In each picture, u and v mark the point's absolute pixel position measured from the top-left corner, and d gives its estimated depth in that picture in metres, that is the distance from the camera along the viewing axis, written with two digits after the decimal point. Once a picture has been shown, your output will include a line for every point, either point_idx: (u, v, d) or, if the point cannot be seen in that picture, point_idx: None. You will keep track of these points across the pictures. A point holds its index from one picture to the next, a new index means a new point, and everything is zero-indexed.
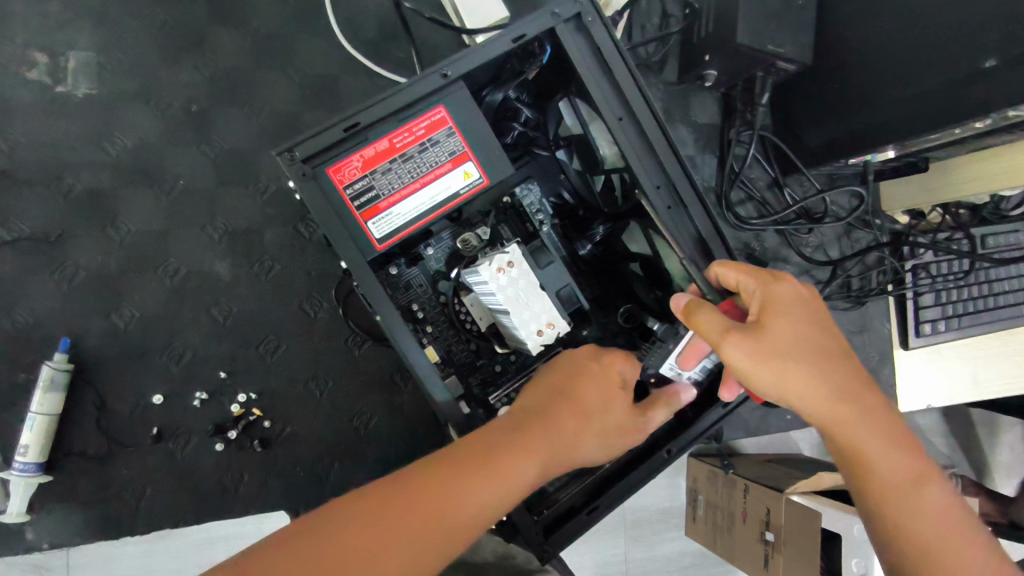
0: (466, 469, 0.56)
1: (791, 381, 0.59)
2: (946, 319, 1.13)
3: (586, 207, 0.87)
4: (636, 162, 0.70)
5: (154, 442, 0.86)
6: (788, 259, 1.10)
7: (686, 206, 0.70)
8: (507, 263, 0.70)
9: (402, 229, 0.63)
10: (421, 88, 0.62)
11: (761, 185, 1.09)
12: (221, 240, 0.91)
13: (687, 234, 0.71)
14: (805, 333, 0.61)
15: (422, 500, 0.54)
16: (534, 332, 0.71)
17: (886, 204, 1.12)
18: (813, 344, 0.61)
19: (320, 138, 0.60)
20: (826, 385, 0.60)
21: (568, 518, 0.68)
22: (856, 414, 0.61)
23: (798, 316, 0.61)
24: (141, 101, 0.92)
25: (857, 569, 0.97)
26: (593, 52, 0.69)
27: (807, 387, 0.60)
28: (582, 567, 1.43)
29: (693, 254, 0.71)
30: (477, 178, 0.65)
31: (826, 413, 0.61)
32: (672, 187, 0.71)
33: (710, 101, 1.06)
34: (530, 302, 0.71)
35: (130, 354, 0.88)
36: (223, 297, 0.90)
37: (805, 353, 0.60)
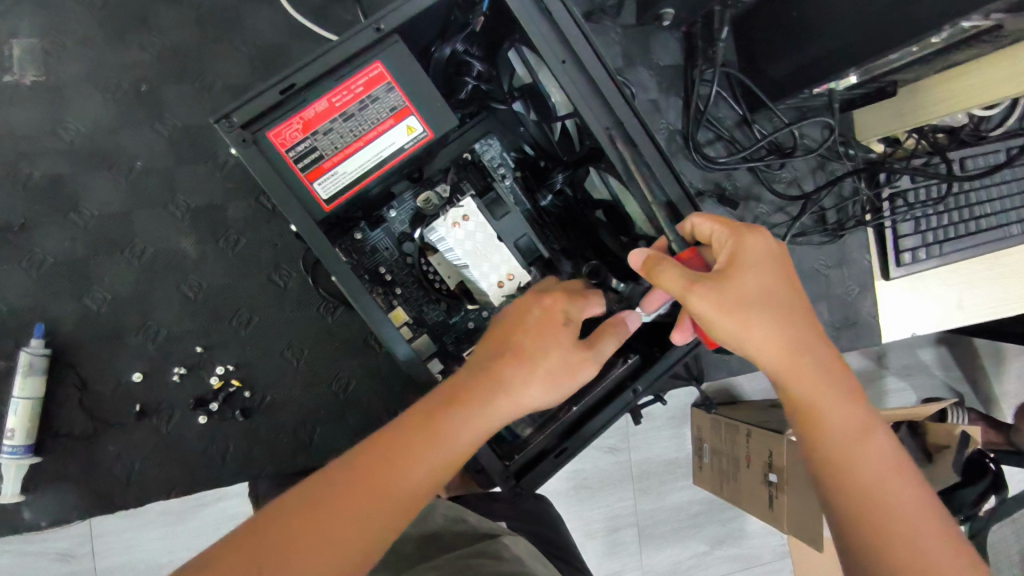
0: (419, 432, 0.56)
1: (750, 332, 0.58)
2: (926, 247, 1.12)
3: (547, 157, 0.88)
4: (584, 107, 0.69)
5: (137, 419, 0.89)
6: (761, 196, 1.09)
7: (636, 146, 0.70)
8: (462, 217, 0.71)
9: (349, 188, 0.63)
10: (355, 43, 0.61)
11: (729, 123, 1.07)
12: (185, 218, 0.92)
13: (643, 173, 0.70)
14: (770, 286, 0.60)
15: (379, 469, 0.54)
16: (494, 284, 0.73)
17: (860, 133, 1.10)
18: (778, 297, 0.60)
19: (257, 103, 0.60)
20: (784, 337, 0.59)
21: (539, 461, 0.70)
22: (812, 365, 0.60)
23: (764, 268, 0.60)
24: (90, 84, 0.92)
25: None
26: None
27: (767, 339, 0.59)
28: (592, 522, 1.46)
29: (652, 192, 0.70)
30: (421, 133, 0.65)
31: (784, 362, 0.59)
32: (622, 128, 0.70)
33: (672, 41, 1.04)
34: (489, 253, 0.72)
35: (106, 335, 0.90)
36: (191, 273, 0.92)
37: (770, 304, 0.59)
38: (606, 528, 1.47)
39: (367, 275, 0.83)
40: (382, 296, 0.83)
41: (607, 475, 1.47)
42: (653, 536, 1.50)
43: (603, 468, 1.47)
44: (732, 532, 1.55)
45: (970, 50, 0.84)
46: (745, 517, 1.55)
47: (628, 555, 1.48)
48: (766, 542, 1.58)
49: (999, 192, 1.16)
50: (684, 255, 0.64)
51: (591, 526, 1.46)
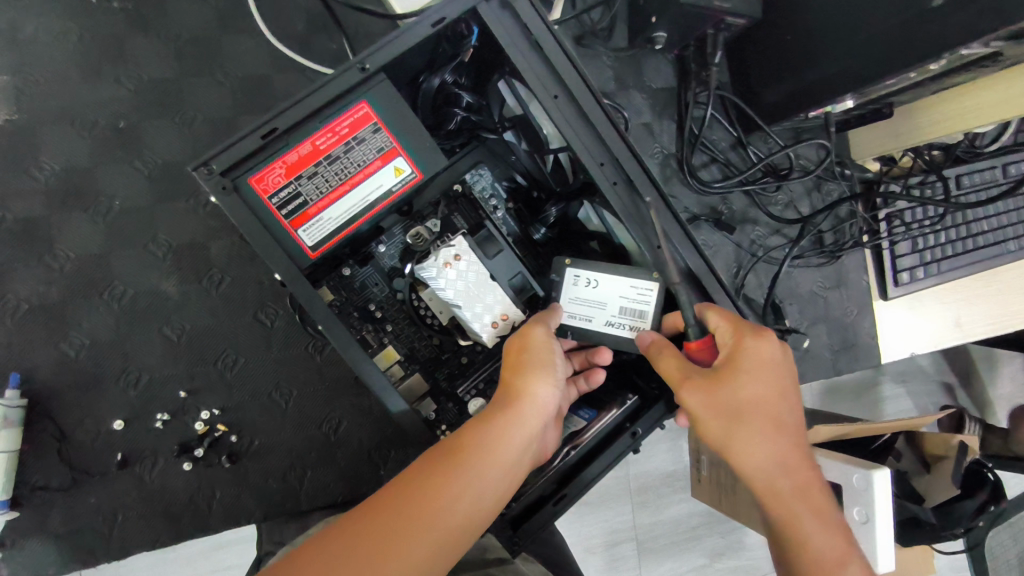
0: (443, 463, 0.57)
1: (736, 438, 0.60)
2: (924, 266, 1.10)
3: (539, 187, 0.86)
4: (578, 143, 0.67)
5: (119, 468, 0.86)
6: (758, 219, 1.06)
7: (632, 182, 0.68)
8: (454, 256, 0.69)
9: (335, 234, 0.61)
10: (343, 83, 0.59)
11: (724, 146, 1.06)
12: (166, 257, 0.89)
13: (638, 209, 0.68)
14: (765, 392, 0.61)
15: (405, 507, 0.55)
16: (489, 324, 0.70)
17: (856, 153, 1.08)
18: (771, 408, 0.61)
19: (237, 148, 0.57)
20: (769, 452, 0.60)
21: (538, 509, 0.67)
22: (796, 488, 0.59)
23: (764, 374, 0.62)
24: (66, 122, 0.89)
25: (859, 517, 0.89)
26: (523, 31, 0.66)
27: (752, 447, 0.60)
28: (591, 537, 1.44)
29: (648, 226, 0.69)
30: (409, 174, 0.63)
31: (766, 476, 0.60)
32: (617, 163, 0.68)
33: (664, 64, 1.01)
34: (483, 294, 0.70)
35: (85, 381, 0.87)
36: (173, 315, 0.89)
37: (760, 410, 0.61)
38: (605, 543, 1.45)
39: (355, 312, 0.81)
40: (372, 334, 0.81)
41: (605, 490, 1.45)
42: (653, 551, 1.47)
43: (601, 486, 1.44)
44: (732, 544, 1.53)
45: (968, 74, 0.83)
46: (744, 530, 1.53)
47: (628, 570, 1.46)
48: (766, 553, 1.56)
49: (994, 208, 1.15)
50: (694, 346, 0.65)
51: (589, 540, 1.44)
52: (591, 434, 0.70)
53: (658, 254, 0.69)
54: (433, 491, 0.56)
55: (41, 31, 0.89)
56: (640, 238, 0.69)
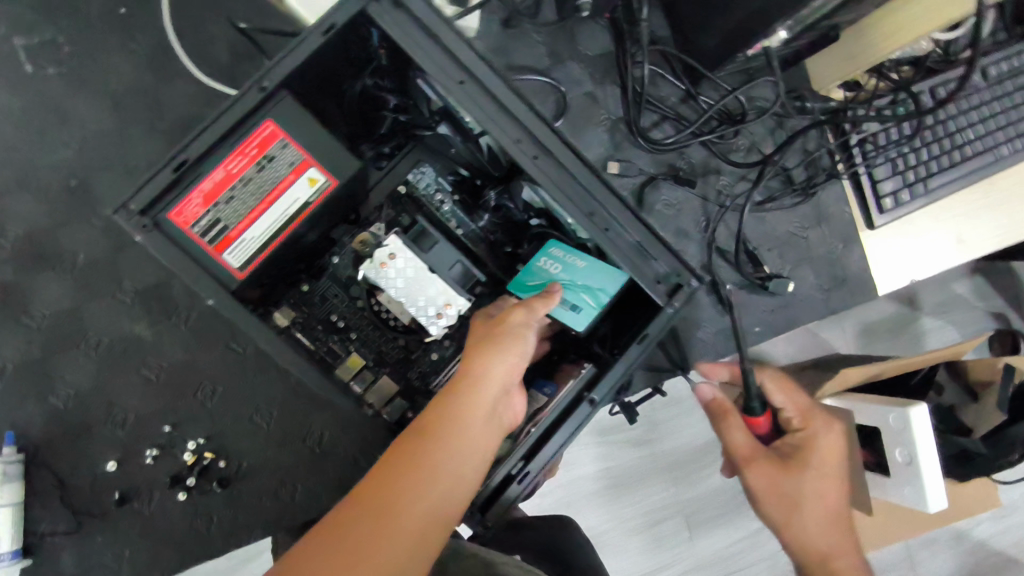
0: (415, 447, 0.61)
1: (797, 514, 0.69)
2: (910, 187, 1.04)
3: (480, 175, 0.85)
4: (489, 124, 0.67)
5: (118, 506, 0.90)
6: (721, 169, 1.03)
7: (552, 153, 0.68)
8: (389, 255, 0.70)
9: (260, 252, 0.63)
10: (242, 108, 0.60)
11: (673, 101, 1.03)
12: (134, 302, 0.93)
13: (564, 180, 0.68)
14: (830, 487, 0.70)
15: (386, 490, 0.59)
16: (434, 317, 0.71)
17: (818, 83, 1.05)
18: (833, 488, 0.70)
19: (151, 186, 0.59)
20: (820, 525, 0.69)
21: (502, 489, 0.67)
22: (850, 560, 0.69)
23: (830, 457, 0.71)
24: (25, 190, 0.94)
25: (900, 458, 0.90)
26: (418, 24, 0.65)
27: (815, 513, 0.69)
28: (630, 518, 1.39)
29: (575, 194, 0.68)
30: (323, 183, 0.64)
31: (817, 543, 0.69)
32: (533, 137, 0.68)
33: (599, 30, 1.00)
34: (425, 286, 0.70)
35: (72, 432, 0.91)
36: (149, 355, 0.93)
37: (827, 495, 0.70)
38: (647, 522, 1.39)
39: (320, 326, 0.83)
40: (338, 343, 0.83)
41: (637, 468, 1.39)
42: (700, 523, 1.40)
43: (636, 464, 1.39)
44: None
45: None
46: None
47: (674, 546, 1.40)
48: None
49: (982, 115, 1.08)
50: (759, 419, 0.73)
51: (631, 521, 1.39)
52: (550, 410, 0.69)
53: (592, 222, 0.69)
54: (411, 473, 0.59)
55: None
56: (568, 206, 0.69)
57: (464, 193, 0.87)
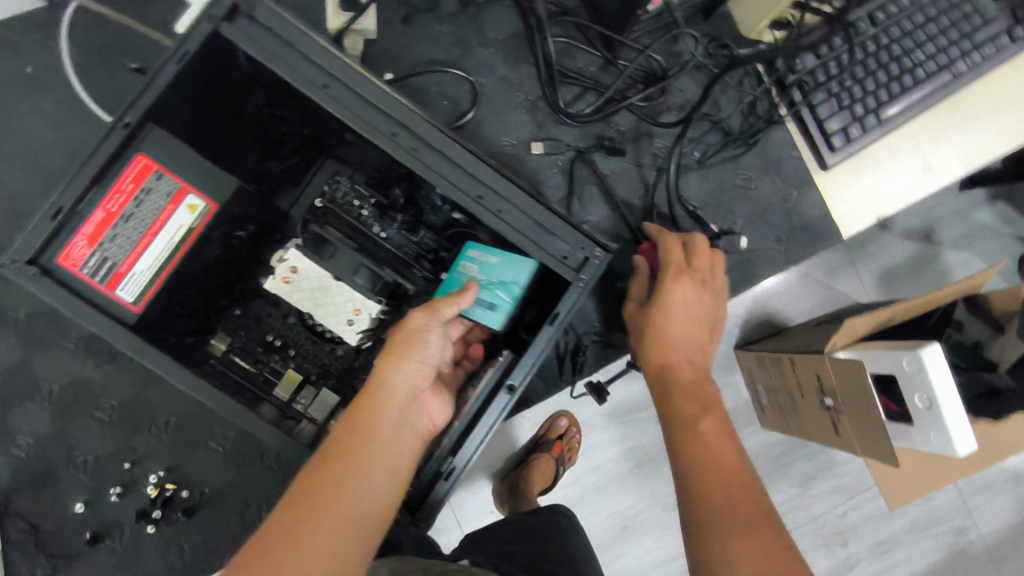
0: (333, 459, 0.57)
1: (654, 343, 0.81)
2: (858, 122, 0.97)
3: (388, 174, 0.82)
4: (360, 124, 0.66)
5: (90, 546, 0.89)
6: (654, 132, 1.00)
7: (429, 143, 0.67)
8: (290, 271, 0.70)
9: (155, 283, 0.64)
10: (109, 147, 0.61)
11: (593, 70, 1.00)
12: (78, 348, 0.89)
13: (445, 167, 0.67)
14: (683, 322, 0.79)
15: (306, 507, 0.54)
16: (346, 325, 0.70)
17: (745, 29, 1.02)
18: (687, 322, 0.80)
19: (33, 235, 0.60)
20: (671, 350, 0.80)
21: (431, 488, 0.67)
22: (688, 385, 0.77)
23: (681, 304, 0.79)
24: None
25: (922, 404, 0.83)
26: (274, 36, 0.65)
27: (663, 344, 0.80)
28: (666, 495, 1.34)
29: (462, 181, 0.67)
30: (205, 207, 0.66)
31: (665, 363, 0.80)
32: (410, 130, 0.67)
33: (505, 10, 0.98)
34: (331, 297, 0.70)
35: (37, 480, 0.89)
36: (99, 398, 0.90)
37: (679, 331, 0.80)
38: None
39: (258, 347, 0.84)
40: (278, 363, 0.84)
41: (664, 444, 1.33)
42: None
43: (661, 440, 1.33)
44: (825, 464, 1.36)
45: None
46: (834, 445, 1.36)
47: None
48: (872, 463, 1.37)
49: (931, 32, 1.01)
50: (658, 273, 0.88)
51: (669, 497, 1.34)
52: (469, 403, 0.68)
53: (483, 205, 0.68)
54: (331, 485, 0.55)
55: None
56: (453, 191, 0.67)
57: (380, 196, 0.85)
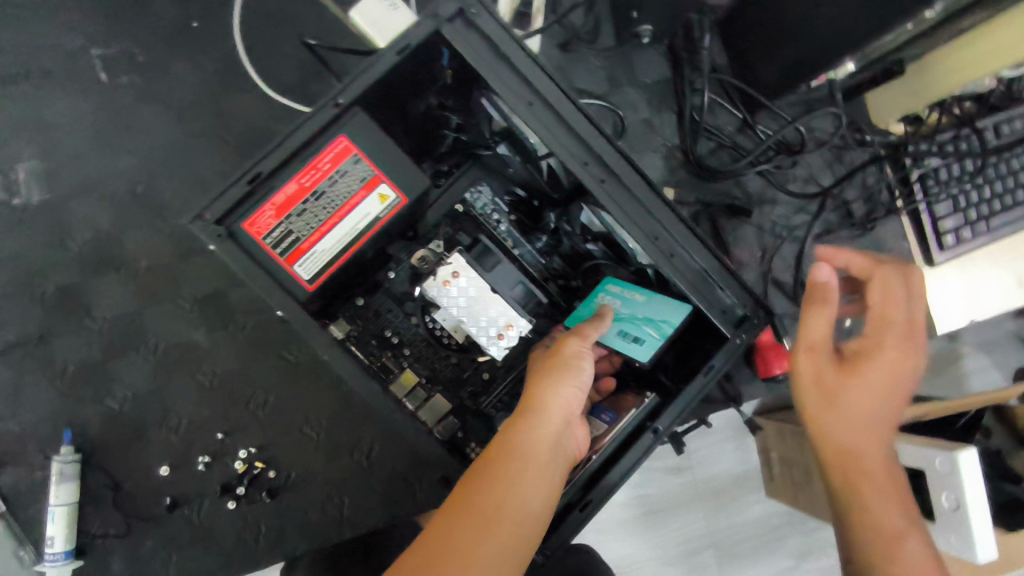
0: (494, 471, 0.62)
1: (834, 401, 0.66)
2: (971, 225, 1.00)
3: (538, 196, 0.86)
4: (556, 145, 0.67)
5: (169, 512, 0.87)
6: (777, 199, 1.03)
7: (618, 176, 0.68)
8: (453, 274, 0.70)
9: (329, 265, 0.63)
10: (315, 123, 0.61)
11: (730, 130, 1.02)
12: (192, 308, 0.90)
13: (629, 203, 0.68)
14: (878, 377, 0.66)
15: (468, 514, 0.60)
16: (495, 337, 0.70)
17: (879, 117, 1.03)
18: (886, 381, 0.66)
19: (228, 197, 0.60)
20: (862, 409, 0.66)
21: (564, 516, 0.68)
22: (870, 443, 0.66)
23: (879, 367, 0.66)
24: (91, 193, 0.90)
25: (948, 504, 0.76)
26: (489, 44, 0.65)
27: (845, 402, 0.66)
28: (666, 547, 1.35)
29: (642, 219, 0.68)
30: (394, 199, 0.65)
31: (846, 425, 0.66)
32: (600, 159, 0.68)
33: (656, 57, 1.01)
34: (486, 307, 0.70)
35: (129, 435, 0.88)
36: (204, 363, 0.89)
37: (867, 386, 0.66)
38: (683, 552, 1.36)
39: (374, 340, 0.83)
40: (392, 359, 0.83)
41: (672, 496, 1.35)
42: (735, 556, 1.37)
43: (671, 492, 1.35)
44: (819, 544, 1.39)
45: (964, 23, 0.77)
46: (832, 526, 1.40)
47: None
48: None
49: None
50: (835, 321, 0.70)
51: (662, 552, 1.36)
52: (609, 440, 0.69)
53: (658, 246, 0.68)
54: (492, 497, 0.61)
55: (58, 112, 0.91)
56: (633, 229, 0.68)
57: (520, 215, 0.88)
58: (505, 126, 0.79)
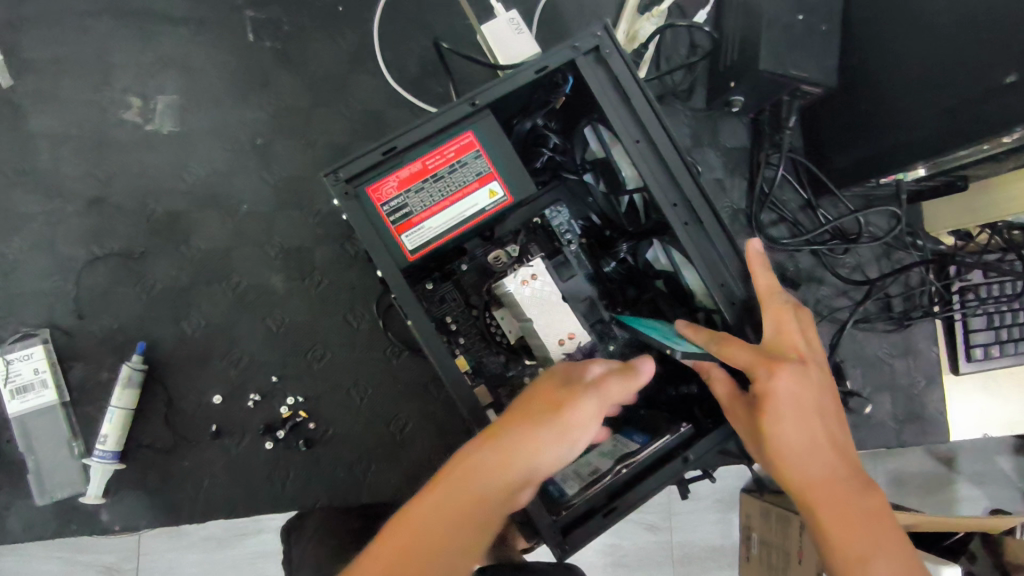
0: (473, 484, 0.56)
1: (804, 418, 0.66)
2: (1000, 344, 1.06)
3: (612, 226, 0.92)
4: (653, 181, 0.74)
5: (212, 438, 0.92)
6: (824, 279, 1.09)
7: (701, 221, 0.74)
8: (531, 276, 0.76)
9: (432, 242, 0.69)
10: (450, 116, 0.69)
11: (793, 207, 1.09)
12: (277, 257, 0.96)
13: (707, 247, 0.74)
14: (789, 400, 0.65)
15: (430, 526, 0.54)
16: (556, 342, 0.76)
17: (930, 226, 1.09)
18: (798, 406, 0.66)
19: (361, 161, 0.67)
20: (814, 424, 0.66)
21: (588, 517, 0.71)
22: (838, 463, 0.65)
23: (790, 393, 0.65)
24: (214, 135, 0.98)
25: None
26: (613, 83, 0.74)
27: (801, 416, 0.66)
28: None
29: (713, 264, 0.74)
30: (501, 197, 0.71)
31: (819, 442, 0.65)
32: (688, 203, 0.74)
33: (741, 127, 1.09)
34: (554, 313, 0.76)
35: (192, 359, 0.94)
36: (276, 309, 0.95)
37: (779, 415, 0.65)
38: None
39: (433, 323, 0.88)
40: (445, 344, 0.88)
41: (646, 553, 1.40)
42: None
43: (642, 548, 1.40)
44: None
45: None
46: None
47: None
48: None
49: None
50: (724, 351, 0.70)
51: None
52: (642, 455, 0.73)
53: (722, 291, 0.74)
54: (462, 512, 0.55)
55: (204, 57, 0.99)
56: (704, 269, 0.74)
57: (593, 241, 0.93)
58: (603, 154, 0.86)
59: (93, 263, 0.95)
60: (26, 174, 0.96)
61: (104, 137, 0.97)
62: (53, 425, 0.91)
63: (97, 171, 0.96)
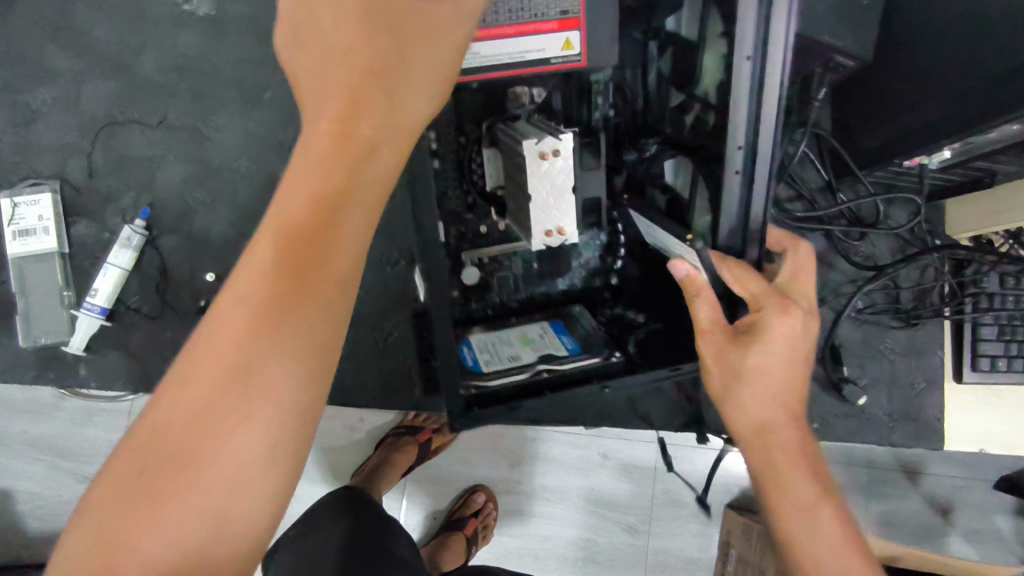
0: (306, 201, 0.44)
1: (784, 361, 0.65)
2: (1009, 358, 1.02)
3: (653, 121, 0.78)
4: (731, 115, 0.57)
5: (199, 313, 0.96)
6: (835, 265, 1.07)
7: (755, 179, 0.59)
8: (552, 150, 0.64)
9: (476, 70, 0.64)
10: None
11: (811, 187, 1.08)
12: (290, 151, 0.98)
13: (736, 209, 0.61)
14: (778, 345, 0.65)
15: (277, 286, 0.44)
16: (542, 231, 0.68)
17: (951, 228, 1.07)
18: (787, 349, 0.65)
19: None
20: (790, 370, 0.66)
21: (493, 401, 0.71)
22: (797, 413, 0.67)
23: (783, 337, 0.65)
24: (247, 22, 0.99)
25: None
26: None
27: (780, 361, 0.65)
28: None
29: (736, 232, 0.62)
30: (574, 54, 0.65)
31: (788, 386, 0.66)
32: (754, 153, 0.58)
33: None
34: (553, 199, 0.67)
35: (193, 236, 0.97)
36: None
37: (766, 355, 0.65)
38: None
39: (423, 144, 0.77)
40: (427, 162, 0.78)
41: (620, 554, 1.33)
42: None
43: (617, 548, 1.33)
44: None
45: None
46: None
47: None
48: None
49: None
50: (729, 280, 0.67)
51: None
52: (568, 365, 0.72)
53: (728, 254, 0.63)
54: (295, 267, 0.44)
55: None
56: (727, 221, 0.62)
57: (624, 130, 0.81)
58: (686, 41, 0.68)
59: (112, 127, 0.98)
60: (63, 32, 0.98)
61: (141, 7, 0.99)
62: (48, 271, 0.94)
63: (130, 39, 0.98)
